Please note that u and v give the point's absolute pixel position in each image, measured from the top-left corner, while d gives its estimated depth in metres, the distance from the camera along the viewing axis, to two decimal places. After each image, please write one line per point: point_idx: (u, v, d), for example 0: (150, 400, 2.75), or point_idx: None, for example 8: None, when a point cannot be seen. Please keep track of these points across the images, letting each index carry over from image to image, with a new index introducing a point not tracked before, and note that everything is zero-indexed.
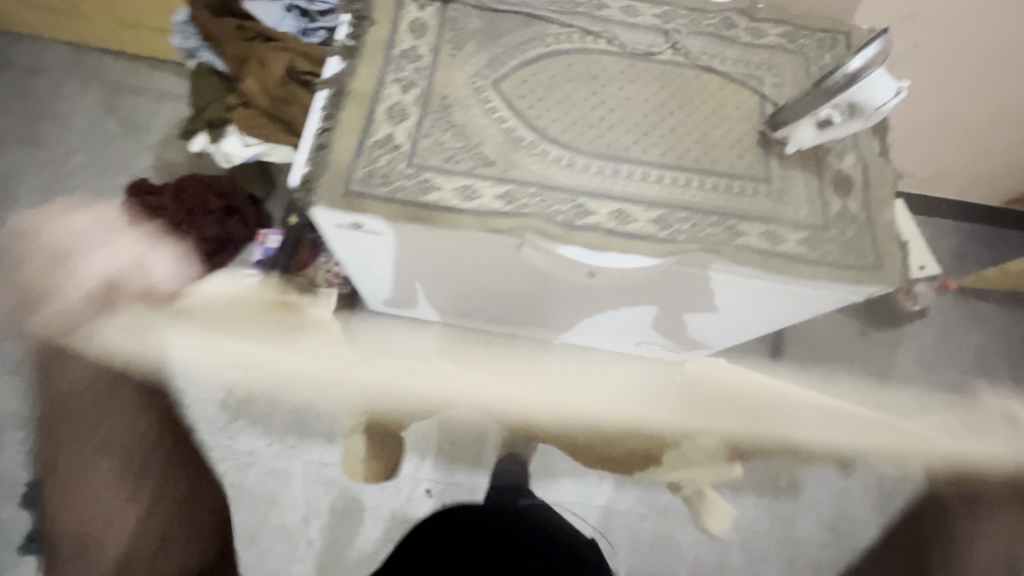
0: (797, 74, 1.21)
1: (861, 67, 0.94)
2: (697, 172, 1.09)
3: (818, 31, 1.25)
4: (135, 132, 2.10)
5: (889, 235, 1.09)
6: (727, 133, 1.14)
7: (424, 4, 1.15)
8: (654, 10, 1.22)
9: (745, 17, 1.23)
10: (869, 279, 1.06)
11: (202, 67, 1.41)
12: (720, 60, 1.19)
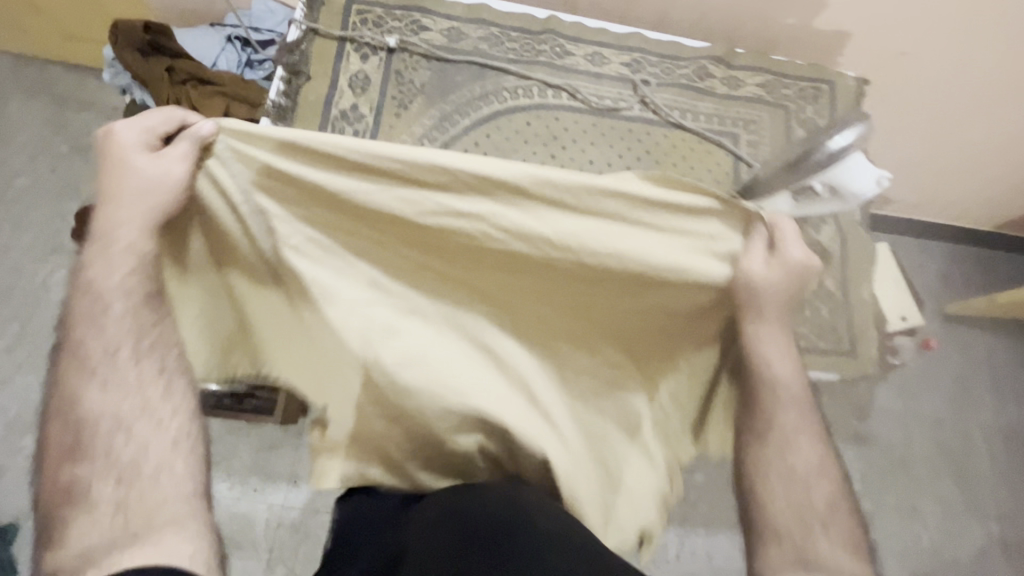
0: (775, 131, 1.12)
1: (841, 148, 0.86)
2: None
3: (798, 81, 1.15)
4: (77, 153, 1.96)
5: (868, 314, 1.02)
6: None
7: (367, 54, 1.04)
8: (622, 58, 1.12)
9: (721, 66, 1.13)
10: (840, 364, 1.00)
11: (134, 106, 1.27)
12: (693, 115, 1.10)
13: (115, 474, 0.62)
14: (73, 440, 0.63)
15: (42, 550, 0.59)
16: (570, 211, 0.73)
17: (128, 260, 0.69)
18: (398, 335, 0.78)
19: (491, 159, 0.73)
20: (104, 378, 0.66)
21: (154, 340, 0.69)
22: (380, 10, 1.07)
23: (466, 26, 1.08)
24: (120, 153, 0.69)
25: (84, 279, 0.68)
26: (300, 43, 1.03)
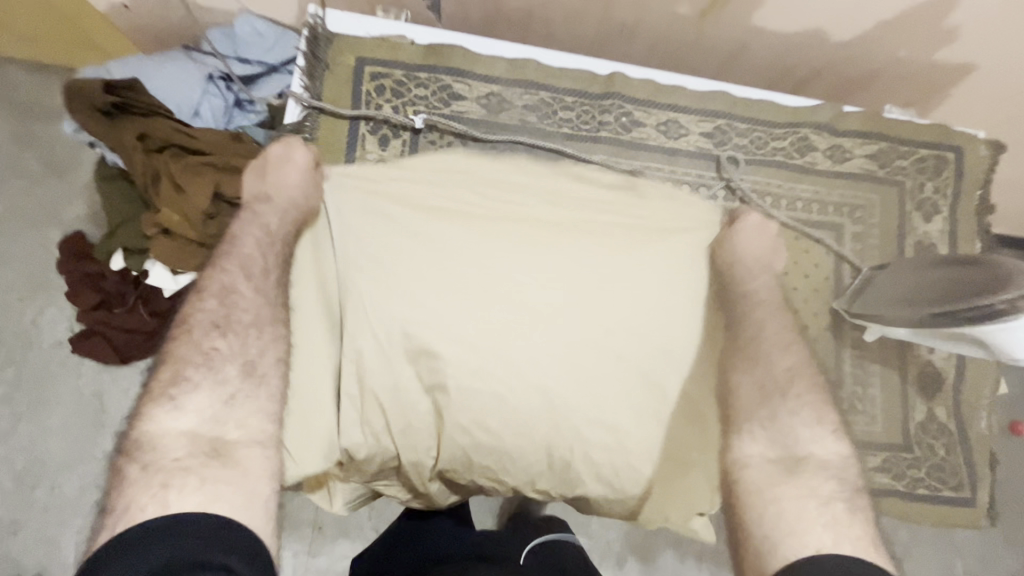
0: (887, 218, 0.92)
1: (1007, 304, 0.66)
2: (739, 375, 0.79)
3: (918, 148, 0.93)
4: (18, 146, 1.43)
5: (982, 450, 0.89)
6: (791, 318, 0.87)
7: (387, 136, 0.84)
8: (704, 125, 0.89)
9: (823, 133, 0.91)
10: (948, 511, 0.87)
11: (107, 167, 1.08)
12: (786, 202, 0.90)
13: (226, 392, 0.64)
14: (217, 322, 0.67)
15: (120, 460, 0.57)
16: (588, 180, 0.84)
17: (260, 234, 0.74)
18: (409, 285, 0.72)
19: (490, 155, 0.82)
20: (225, 325, 0.67)
21: (261, 299, 0.71)
22: (401, 72, 0.85)
23: (509, 90, 0.86)
24: (281, 155, 0.78)
25: (226, 251, 0.73)
26: (304, 124, 0.82)
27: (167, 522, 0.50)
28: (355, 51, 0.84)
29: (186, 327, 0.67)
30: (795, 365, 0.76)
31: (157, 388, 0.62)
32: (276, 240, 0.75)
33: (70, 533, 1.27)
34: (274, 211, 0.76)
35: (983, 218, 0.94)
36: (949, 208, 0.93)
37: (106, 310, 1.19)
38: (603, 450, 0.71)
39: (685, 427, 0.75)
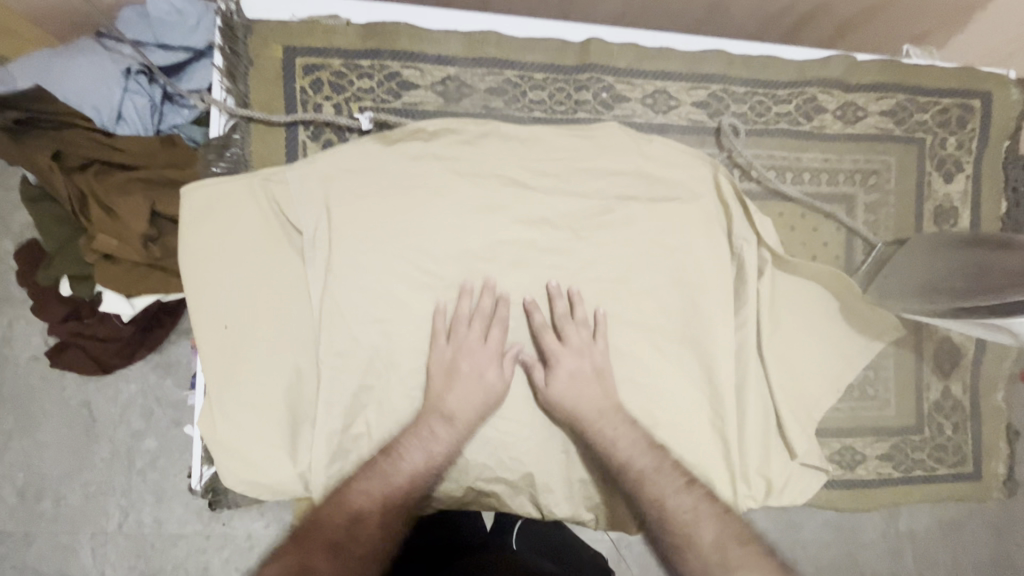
0: (905, 182, 0.82)
1: None
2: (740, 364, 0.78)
3: (939, 98, 0.82)
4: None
5: (996, 423, 0.84)
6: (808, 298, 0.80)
7: (332, 140, 0.73)
8: (697, 93, 0.78)
9: (833, 90, 0.79)
10: (962, 492, 0.83)
11: (30, 188, 0.97)
12: (792, 173, 0.79)
13: (419, 461, 0.68)
14: (334, 540, 0.62)
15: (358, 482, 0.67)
16: (565, 135, 0.74)
17: (421, 458, 0.68)
18: (395, 309, 0.72)
19: (268, 288, 0.69)
20: (341, 544, 0.62)
21: (382, 530, 0.65)
22: (339, 61, 0.72)
23: (468, 72, 0.74)
24: (474, 363, 0.70)
25: (386, 464, 0.68)
26: (232, 137, 0.70)
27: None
28: (283, 41, 0.71)
29: (315, 521, 0.64)
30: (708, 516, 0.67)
31: (308, 544, 0.62)
32: (432, 469, 0.69)
33: (83, 544, 1.18)
34: (445, 437, 0.69)
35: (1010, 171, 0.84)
36: (973, 165, 0.83)
37: (79, 322, 1.06)
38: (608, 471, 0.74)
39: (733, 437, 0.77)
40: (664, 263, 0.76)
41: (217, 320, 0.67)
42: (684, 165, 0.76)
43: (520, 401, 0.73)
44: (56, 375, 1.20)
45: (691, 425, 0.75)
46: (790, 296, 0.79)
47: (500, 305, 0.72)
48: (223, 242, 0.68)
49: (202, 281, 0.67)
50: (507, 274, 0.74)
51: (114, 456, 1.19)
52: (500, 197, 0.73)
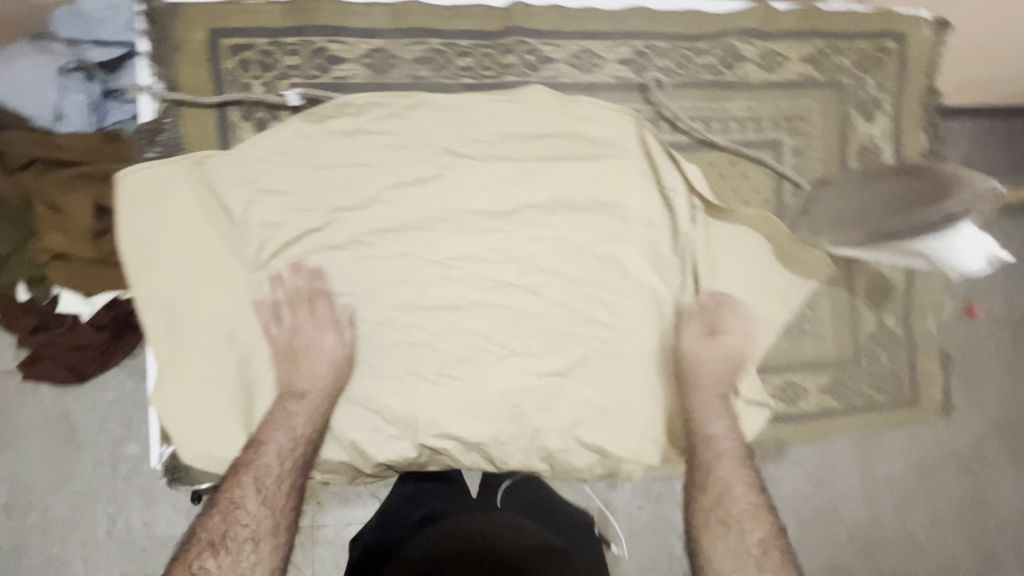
0: (829, 125, 0.85)
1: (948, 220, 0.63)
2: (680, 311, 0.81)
3: (856, 41, 0.85)
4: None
5: (930, 352, 0.88)
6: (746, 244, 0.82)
7: (265, 119, 0.74)
8: (621, 51, 0.80)
9: (753, 40, 0.82)
10: (901, 416, 0.88)
11: None
12: (720, 124, 0.82)
13: (272, 464, 0.67)
14: (215, 538, 0.63)
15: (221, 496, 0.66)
16: (493, 99, 0.76)
17: (284, 438, 0.68)
18: (338, 281, 0.74)
19: (206, 264, 0.70)
20: (224, 538, 0.63)
21: (269, 511, 0.65)
22: (265, 39, 0.73)
23: (394, 42, 0.75)
24: (307, 338, 0.71)
25: (247, 455, 0.67)
26: (163, 121, 0.72)
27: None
28: (206, 23, 0.71)
29: (199, 527, 0.64)
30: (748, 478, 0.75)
31: (188, 552, 0.63)
32: (301, 442, 0.69)
33: (75, 553, 1.19)
34: (301, 411, 0.70)
35: (929, 107, 0.87)
36: (892, 104, 0.86)
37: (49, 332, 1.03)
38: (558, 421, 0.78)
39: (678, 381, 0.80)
40: (598, 220, 0.79)
41: (162, 298, 0.69)
42: (610, 122, 0.78)
43: (466, 362, 0.77)
44: (31, 389, 1.20)
45: (633, 370, 0.79)
46: (728, 239, 0.81)
47: (316, 282, 0.72)
48: (159, 220, 0.69)
49: (145, 259, 0.69)
50: (448, 238, 0.76)
51: (98, 464, 1.20)
52: (436, 166, 0.75)
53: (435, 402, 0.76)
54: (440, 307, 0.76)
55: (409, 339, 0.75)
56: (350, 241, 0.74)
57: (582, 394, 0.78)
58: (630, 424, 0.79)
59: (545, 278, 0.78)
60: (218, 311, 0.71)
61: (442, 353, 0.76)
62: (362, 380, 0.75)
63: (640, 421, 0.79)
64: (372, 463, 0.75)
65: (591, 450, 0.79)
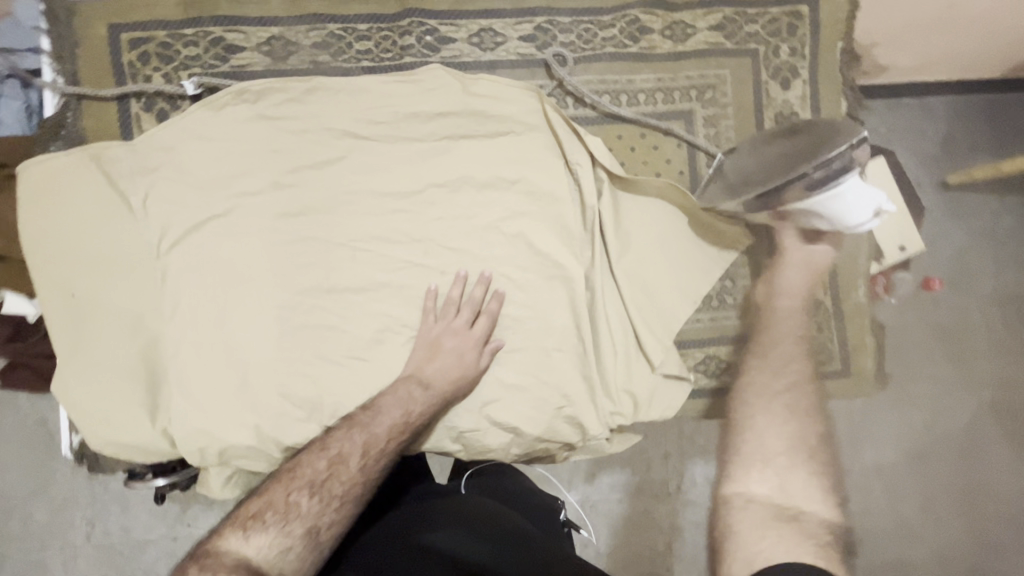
0: (741, 94, 0.84)
1: (824, 175, 0.66)
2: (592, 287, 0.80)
3: (766, 6, 0.84)
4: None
5: (862, 320, 0.86)
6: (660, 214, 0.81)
7: (166, 110, 0.76)
8: (522, 28, 0.80)
9: (657, 10, 0.82)
10: (834, 387, 0.85)
11: None
12: (627, 96, 0.82)
13: (364, 444, 0.67)
14: (315, 480, 0.63)
15: (314, 446, 0.66)
16: (392, 81, 0.77)
17: (398, 417, 0.69)
18: (240, 267, 0.74)
19: (106, 254, 0.72)
20: (323, 485, 0.63)
21: (364, 477, 0.65)
22: (163, 31, 0.75)
23: (293, 30, 0.77)
24: (452, 342, 0.74)
25: (364, 418, 0.69)
26: (65, 116, 0.74)
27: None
28: (103, 18, 0.73)
29: (296, 466, 0.65)
30: (795, 381, 0.68)
31: (285, 484, 0.63)
32: (411, 427, 0.69)
33: (52, 558, 1.22)
34: (421, 402, 0.70)
35: (846, 71, 0.86)
36: (808, 69, 0.85)
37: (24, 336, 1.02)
38: (468, 399, 0.77)
39: (594, 359, 0.79)
40: (505, 197, 0.78)
41: (63, 287, 0.70)
42: (512, 99, 0.79)
43: (372, 344, 0.76)
44: (5, 397, 1.22)
45: (546, 347, 0.78)
46: (639, 210, 0.80)
47: (494, 298, 0.76)
48: (62, 212, 0.71)
49: (45, 249, 0.70)
50: (352, 219, 0.76)
51: (72, 469, 1.23)
52: (337, 148, 0.76)
53: (341, 383, 0.75)
54: (344, 289, 0.76)
55: (313, 322, 0.75)
56: (251, 226, 0.75)
57: (493, 372, 0.78)
58: (543, 402, 0.78)
59: (451, 257, 0.78)
60: (118, 300, 0.72)
61: (349, 335, 0.76)
62: (266, 365, 0.74)
63: (554, 397, 0.78)
64: (280, 447, 0.75)
65: (504, 429, 0.78)
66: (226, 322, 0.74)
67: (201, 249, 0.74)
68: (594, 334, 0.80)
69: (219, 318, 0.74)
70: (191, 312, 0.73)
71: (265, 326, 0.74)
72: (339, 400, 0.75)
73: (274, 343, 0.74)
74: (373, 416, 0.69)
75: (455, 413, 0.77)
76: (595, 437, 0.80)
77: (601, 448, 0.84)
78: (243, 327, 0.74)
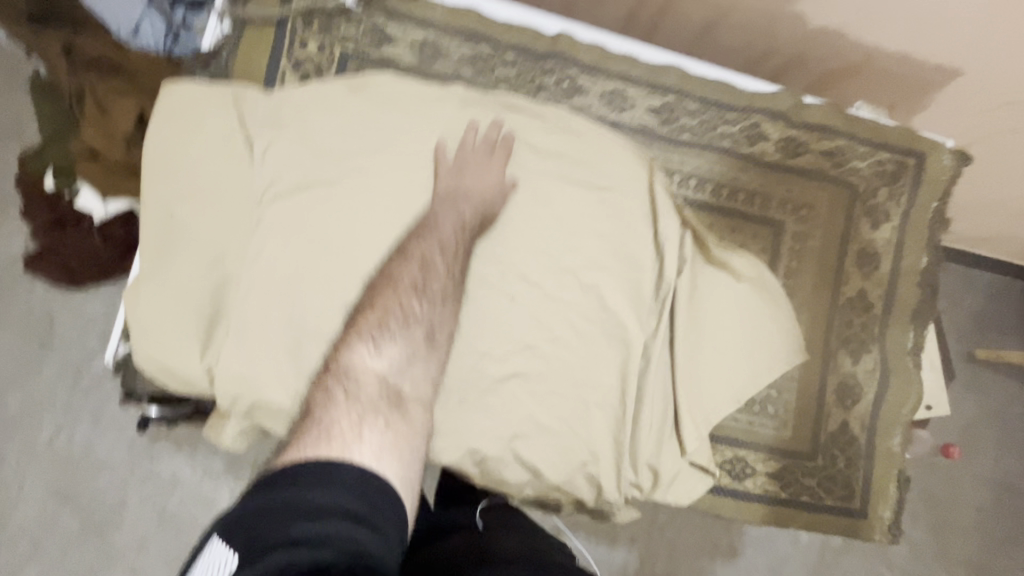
0: (832, 220, 0.87)
1: None
2: (647, 358, 0.81)
3: (879, 149, 0.88)
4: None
5: (888, 468, 0.86)
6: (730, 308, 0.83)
7: (309, 74, 0.80)
8: (651, 99, 0.84)
9: (779, 121, 0.86)
10: (845, 526, 0.85)
11: (40, 82, 1.05)
12: (728, 190, 0.85)
13: (423, 296, 0.70)
14: (387, 326, 0.66)
15: (375, 297, 0.69)
16: (522, 112, 0.81)
17: (458, 217, 0.76)
18: (325, 237, 0.76)
19: (208, 187, 0.74)
20: (423, 289, 0.70)
21: (449, 278, 0.73)
22: (332, 6, 0.80)
23: (446, 38, 0.82)
24: (483, 157, 0.78)
25: (429, 227, 0.75)
26: (220, 51, 0.79)
27: (325, 466, 0.51)
28: None
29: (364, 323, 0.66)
30: None
31: (383, 304, 0.68)
32: (473, 221, 0.77)
33: (10, 452, 1.19)
34: (474, 196, 0.77)
35: (935, 230, 0.89)
36: (900, 218, 0.88)
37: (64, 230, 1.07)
38: (497, 428, 0.77)
39: (628, 428, 0.79)
40: (591, 249, 0.80)
41: (165, 204, 0.73)
42: (623, 161, 0.82)
43: None
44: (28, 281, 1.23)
45: (588, 402, 0.79)
46: (710, 299, 0.83)
47: (506, 138, 0.79)
48: (185, 134, 0.73)
49: (161, 165, 0.73)
50: None
51: (64, 370, 1.22)
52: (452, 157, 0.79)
53: None
54: None
55: None
56: (349, 202, 0.77)
57: (530, 408, 0.78)
58: (569, 452, 0.78)
59: (524, 288, 0.79)
60: (205, 232, 0.73)
61: None
62: (320, 337, 0.75)
63: (581, 451, 0.79)
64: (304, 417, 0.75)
65: (525, 467, 0.78)
66: (297, 283, 0.75)
67: (295, 210, 0.75)
68: (634, 402, 0.80)
69: (291, 278, 0.75)
70: (266, 264, 0.74)
71: (330, 300, 0.75)
72: None
73: (333, 318, 0.75)
74: (422, 262, 0.72)
75: (481, 439, 0.77)
76: (606, 501, 0.80)
77: (605, 513, 0.83)
78: (311, 293, 0.75)
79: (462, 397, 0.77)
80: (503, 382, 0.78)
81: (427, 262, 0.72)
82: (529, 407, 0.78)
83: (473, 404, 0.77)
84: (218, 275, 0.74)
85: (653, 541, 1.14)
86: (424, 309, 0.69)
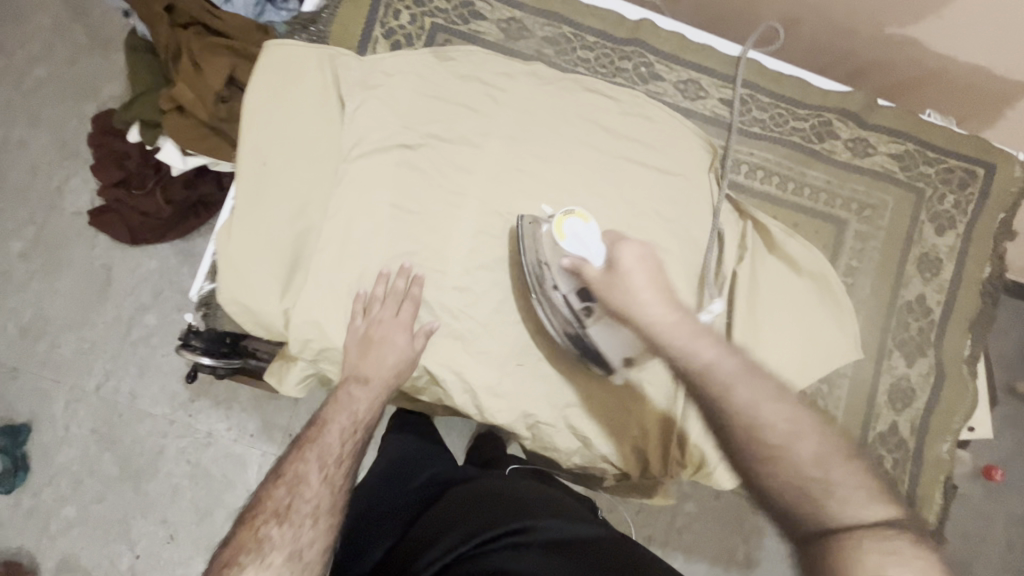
0: (897, 223, 0.88)
1: None
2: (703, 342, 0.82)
3: (948, 156, 0.88)
4: (70, 14, 1.32)
5: (935, 474, 0.87)
6: (790, 301, 0.84)
7: (400, 43, 0.84)
8: (725, 92, 0.87)
9: (849, 121, 0.87)
10: None
11: (136, 40, 1.11)
12: (795, 185, 0.87)
13: (326, 451, 0.70)
14: (279, 509, 0.66)
15: (274, 479, 0.68)
16: (599, 94, 0.84)
17: (346, 421, 0.73)
18: (403, 198, 0.79)
19: (299, 143, 0.78)
20: (325, 466, 0.69)
21: (326, 493, 0.68)
22: None
23: (532, 19, 0.85)
24: (385, 330, 0.74)
25: (309, 437, 0.72)
26: (321, 15, 0.83)
27: None
28: None
29: (259, 501, 0.67)
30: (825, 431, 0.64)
31: (256, 520, 0.65)
32: (354, 434, 0.73)
33: (60, 395, 1.23)
34: (363, 397, 0.73)
35: (1000, 241, 0.89)
36: (965, 226, 0.88)
37: (127, 191, 1.18)
38: (554, 395, 0.80)
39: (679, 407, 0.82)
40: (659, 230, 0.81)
41: (259, 154, 0.77)
42: (694, 149, 0.84)
43: (489, 310, 0.80)
44: (90, 232, 1.27)
45: (643, 378, 0.81)
46: (772, 289, 0.83)
47: (414, 285, 0.77)
48: (284, 91, 0.78)
49: (258, 119, 0.77)
50: (518, 194, 0.81)
51: (116, 321, 1.26)
52: (528, 132, 0.82)
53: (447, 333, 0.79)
54: (486, 258, 0.81)
55: (448, 272, 0.80)
56: (429, 167, 0.80)
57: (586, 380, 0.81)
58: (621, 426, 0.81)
59: None
60: (295, 183, 0.77)
61: (472, 295, 0.80)
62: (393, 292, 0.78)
63: (633, 424, 0.81)
64: None
65: (577, 435, 0.80)
66: (374, 239, 0.79)
67: (378, 170, 0.79)
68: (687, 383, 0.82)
69: (369, 236, 0.78)
70: (345, 219, 0.78)
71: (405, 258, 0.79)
72: (442, 348, 0.79)
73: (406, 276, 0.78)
74: (324, 423, 0.72)
75: (537, 405, 0.80)
76: (651, 475, 0.82)
77: (649, 490, 0.86)
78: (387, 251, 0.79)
79: (523, 362, 0.80)
80: (562, 351, 0.81)
81: (324, 419, 0.72)
82: (585, 378, 0.81)
83: (532, 370, 0.80)
84: (302, 226, 0.78)
85: (681, 532, 1.16)
86: (325, 462, 0.69)
